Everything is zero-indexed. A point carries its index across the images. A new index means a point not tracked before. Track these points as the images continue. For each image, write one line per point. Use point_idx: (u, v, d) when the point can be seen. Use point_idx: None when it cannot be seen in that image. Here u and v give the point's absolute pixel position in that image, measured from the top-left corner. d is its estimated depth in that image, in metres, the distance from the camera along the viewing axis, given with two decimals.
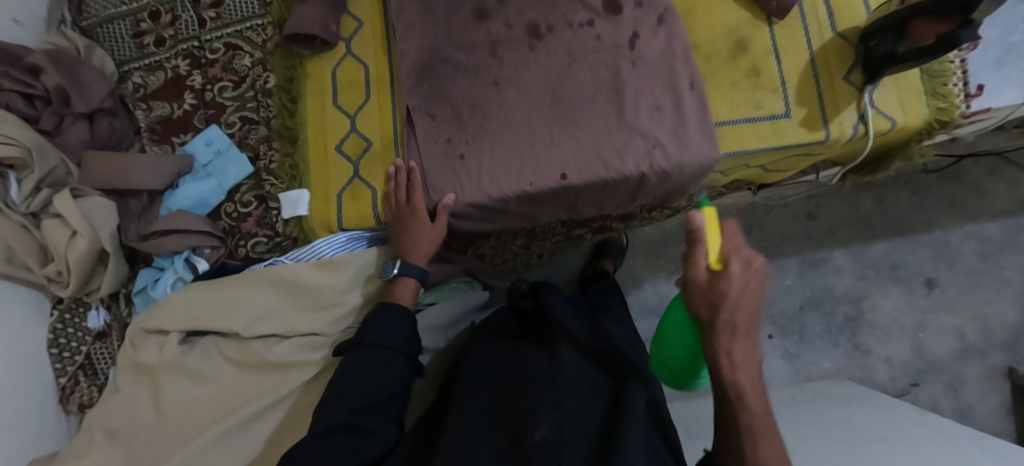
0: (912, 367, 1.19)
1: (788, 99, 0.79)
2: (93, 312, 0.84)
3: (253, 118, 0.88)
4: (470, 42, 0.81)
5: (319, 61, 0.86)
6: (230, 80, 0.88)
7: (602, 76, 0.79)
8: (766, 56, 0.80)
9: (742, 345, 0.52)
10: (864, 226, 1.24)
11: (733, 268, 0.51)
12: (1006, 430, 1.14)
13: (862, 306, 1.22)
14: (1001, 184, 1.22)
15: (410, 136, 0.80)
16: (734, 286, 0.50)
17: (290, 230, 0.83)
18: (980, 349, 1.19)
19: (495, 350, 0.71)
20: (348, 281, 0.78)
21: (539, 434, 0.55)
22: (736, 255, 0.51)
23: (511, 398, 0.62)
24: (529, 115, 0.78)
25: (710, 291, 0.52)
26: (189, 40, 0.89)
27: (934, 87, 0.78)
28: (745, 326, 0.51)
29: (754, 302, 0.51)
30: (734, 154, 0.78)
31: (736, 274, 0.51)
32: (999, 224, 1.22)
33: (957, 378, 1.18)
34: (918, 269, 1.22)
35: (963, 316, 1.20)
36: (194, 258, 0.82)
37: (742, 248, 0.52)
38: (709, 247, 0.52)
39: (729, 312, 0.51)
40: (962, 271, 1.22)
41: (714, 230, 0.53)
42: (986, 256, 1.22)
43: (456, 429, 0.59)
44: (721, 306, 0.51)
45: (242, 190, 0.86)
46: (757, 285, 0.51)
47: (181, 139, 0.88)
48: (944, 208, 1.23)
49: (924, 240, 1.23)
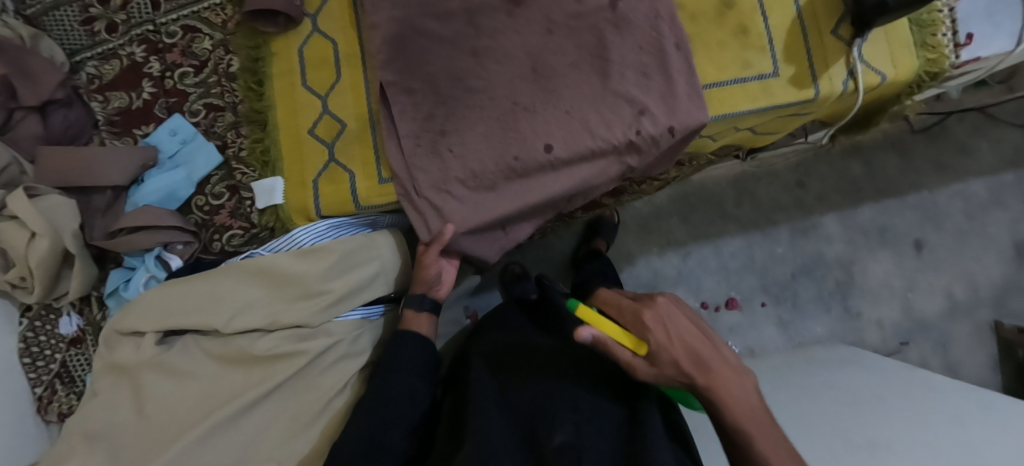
0: (902, 328, 1.19)
1: (776, 58, 0.76)
2: (65, 318, 0.80)
3: (218, 104, 0.83)
4: (446, 11, 0.77)
5: (286, 39, 0.81)
6: (190, 65, 0.84)
7: (586, 42, 0.76)
8: (753, 13, 0.77)
9: (730, 375, 0.55)
10: (853, 191, 1.23)
11: (657, 337, 0.56)
12: (993, 383, 1.16)
13: (853, 270, 1.21)
14: (985, 142, 1.22)
15: (388, 115, 0.77)
16: (673, 347, 0.55)
17: (266, 219, 0.80)
18: (968, 307, 1.19)
19: (505, 344, 0.76)
20: (333, 268, 0.74)
21: (558, 439, 0.58)
22: (644, 326, 0.57)
23: (528, 398, 0.65)
24: (508, 85, 0.75)
25: (663, 369, 0.55)
26: (144, 24, 0.84)
27: (924, 38, 0.76)
28: (713, 356, 0.55)
29: (697, 338, 0.56)
30: (724, 117, 0.76)
31: (664, 338, 0.56)
32: (984, 182, 1.22)
33: (946, 336, 1.18)
34: (907, 230, 1.22)
35: (950, 274, 1.20)
36: (165, 255, 0.77)
37: (640, 308, 0.59)
38: (620, 339, 0.58)
39: (692, 359, 0.55)
40: (950, 230, 1.22)
41: (603, 323, 0.59)
42: (972, 215, 1.22)
43: (474, 424, 0.61)
44: (680, 362, 0.55)
45: (213, 181, 0.82)
46: (681, 321, 0.57)
47: (143, 130, 0.83)
48: (930, 168, 1.23)
49: (911, 202, 1.22)
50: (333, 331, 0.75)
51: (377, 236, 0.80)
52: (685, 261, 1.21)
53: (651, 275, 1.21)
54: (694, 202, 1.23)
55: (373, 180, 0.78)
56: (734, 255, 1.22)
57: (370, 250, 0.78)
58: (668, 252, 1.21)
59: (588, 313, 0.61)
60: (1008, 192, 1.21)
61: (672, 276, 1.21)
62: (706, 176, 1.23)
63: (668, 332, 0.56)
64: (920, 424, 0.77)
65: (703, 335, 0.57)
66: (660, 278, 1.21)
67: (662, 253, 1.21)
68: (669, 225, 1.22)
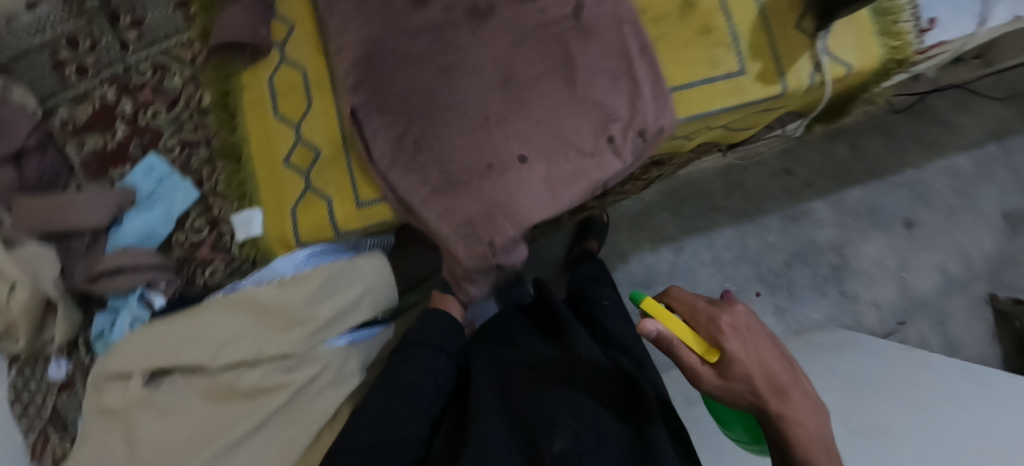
0: (899, 307, 1.19)
1: (741, 55, 0.76)
2: (53, 363, 0.80)
3: (192, 140, 0.84)
4: (411, 30, 0.77)
5: (255, 71, 0.81)
6: (162, 103, 0.84)
7: (552, 51, 0.76)
8: (715, 11, 0.77)
9: (807, 407, 0.49)
10: (841, 174, 1.23)
11: (733, 347, 0.50)
12: (994, 357, 1.15)
13: (846, 253, 1.21)
14: (967, 117, 1.23)
15: (360, 138, 0.77)
16: (751, 362, 0.49)
17: (246, 252, 0.81)
18: (962, 281, 1.19)
19: (505, 355, 0.76)
20: (315, 296, 0.74)
21: (558, 446, 0.57)
22: (719, 333, 0.51)
23: (530, 406, 0.65)
24: (478, 99, 0.75)
25: (732, 383, 0.50)
26: (113, 65, 0.85)
27: (886, 26, 0.76)
28: (792, 382, 0.50)
29: (776, 357, 0.51)
30: (694, 117, 0.76)
31: (741, 349, 0.50)
32: (970, 157, 1.23)
33: (943, 313, 1.18)
34: (897, 209, 1.22)
35: (943, 251, 1.21)
36: (149, 294, 0.77)
37: (718, 310, 0.52)
38: (689, 341, 0.52)
39: (768, 380, 0.49)
40: (939, 207, 1.22)
41: (672, 320, 0.53)
42: (960, 190, 1.22)
43: (475, 434, 0.62)
44: (755, 380, 0.49)
45: (191, 216, 0.83)
46: (758, 335, 0.52)
47: (120, 170, 0.83)
48: (916, 146, 1.23)
49: (899, 181, 1.23)
50: (319, 357, 0.75)
51: (361, 257, 0.79)
52: (679, 255, 1.22)
53: (646, 271, 1.21)
54: (684, 196, 1.23)
55: (350, 205, 0.78)
56: (727, 246, 1.22)
57: (350, 273, 0.77)
58: (661, 248, 1.22)
59: (655, 304, 0.55)
60: (993, 165, 1.22)
61: (666, 271, 1.21)
62: (693, 170, 1.24)
63: (745, 345, 0.50)
64: (920, 399, 0.77)
65: (782, 356, 0.52)
66: (654, 274, 1.21)
67: (655, 250, 1.22)
68: (660, 220, 1.22)
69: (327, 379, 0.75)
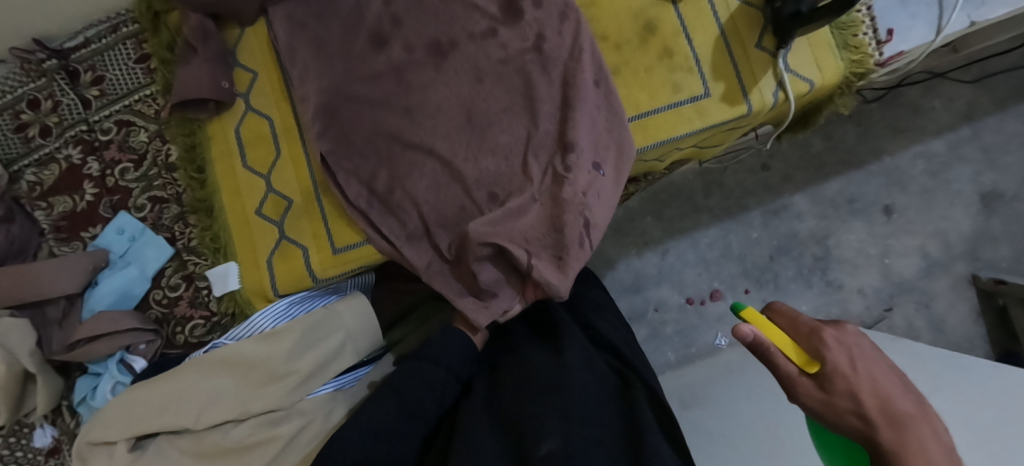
0: (884, 292, 1.21)
1: (704, 78, 0.77)
2: (38, 430, 0.79)
3: (163, 196, 0.83)
4: (374, 73, 0.77)
5: (221, 123, 0.81)
6: (129, 160, 0.83)
7: (515, 86, 0.76)
8: (676, 35, 0.78)
9: (937, 446, 0.43)
10: (817, 167, 1.24)
11: (837, 359, 0.48)
12: (979, 334, 1.18)
13: (828, 244, 1.23)
14: (938, 101, 1.24)
15: (334, 184, 0.77)
16: (858, 379, 0.47)
17: (225, 306, 0.80)
18: (943, 262, 1.21)
19: (503, 363, 0.73)
20: (296, 347, 0.74)
21: (545, 447, 0.58)
22: (822, 343, 0.49)
23: (525, 415, 0.63)
24: (446, 139, 0.75)
25: (833, 398, 0.47)
26: (77, 124, 0.84)
27: (846, 40, 0.77)
28: (914, 412, 0.45)
29: (896, 385, 0.47)
30: (662, 142, 0.77)
31: (845, 362, 0.48)
32: (943, 140, 1.24)
33: (926, 294, 1.20)
34: (875, 197, 1.24)
35: (922, 234, 1.22)
36: (128, 357, 0.77)
37: (822, 325, 0.51)
38: (788, 351, 0.51)
39: (880, 404, 0.45)
40: (915, 192, 1.23)
41: (770, 329, 0.53)
42: (936, 173, 1.23)
43: (468, 442, 0.60)
44: (864, 398, 0.46)
45: (167, 273, 0.82)
46: (871, 358, 0.49)
47: (91, 232, 0.82)
48: (889, 133, 1.25)
49: (876, 170, 1.24)
50: (305, 409, 0.74)
51: (339, 303, 0.78)
52: (665, 258, 1.23)
53: (633, 276, 1.23)
54: (665, 199, 1.24)
55: (326, 252, 0.78)
56: (712, 245, 1.23)
57: (329, 322, 0.77)
58: (647, 252, 1.23)
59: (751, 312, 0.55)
60: (967, 147, 1.23)
61: (653, 275, 1.23)
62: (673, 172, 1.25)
63: (852, 360, 0.48)
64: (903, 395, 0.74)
65: (903, 386, 0.47)
66: (642, 278, 1.23)
67: (641, 254, 1.23)
68: (644, 224, 1.24)
69: (320, 414, 0.75)
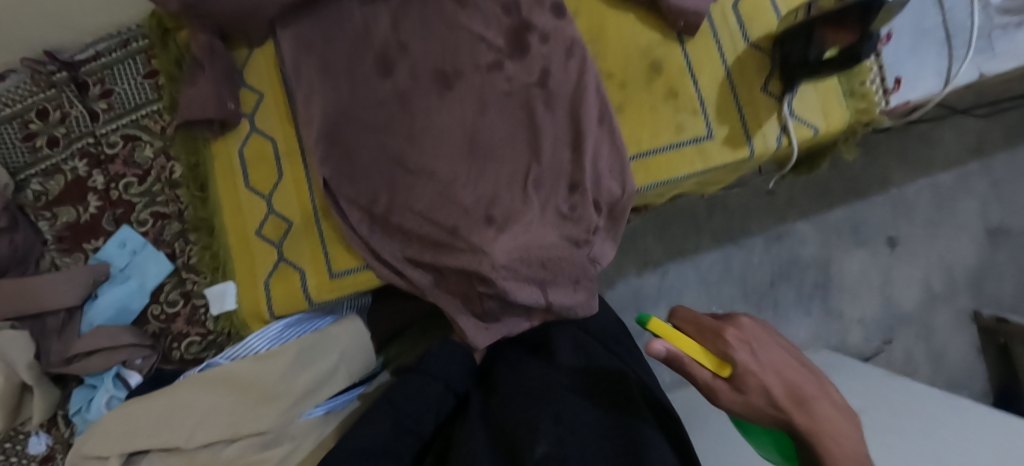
0: (884, 323, 1.21)
1: (708, 119, 0.77)
2: (34, 437, 0.80)
3: (164, 212, 0.85)
4: (379, 100, 0.77)
5: (223, 142, 0.82)
6: (134, 175, 0.85)
7: (519, 120, 0.76)
8: (682, 75, 0.77)
9: (839, 421, 0.48)
10: (823, 193, 1.22)
11: (744, 358, 0.50)
12: (980, 369, 1.18)
13: (829, 271, 1.22)
14: (948, 132, 1.22)
15: (336, 208, 0.78)
16: (769, 373, 0.49)
17: (221, 326, 0.82)
18: (946, 294, 1.21)
19: (496, 378, 0.70)
20: (290, 368, 0.74)
21: (539, 450, 0.53)
22: (729, 345, 0.51)
23: (517, 421, 0.58)
24: (446, 168, 0.75)
25: (750, 395, 0.49)
26: (83, 137, 0.85)
27: (852, 87, 0.76)
28: (814, 392, 0.49)
29: (794, 370, 0.51)
30: (662, 182, 0.77)
31: (752, 360, 0.50)
32: (951, 173, 1.22)
33: (926, 326, 1.20)
34: (880, 227, 1.22)
35: (925, 265, 1.22)
36: (125, 372, 0.78)
37: (722, 324, 0.53)
38: (700, 357, 0.51)
39: (788, 391, 0.49)
40: (921, 222, 1.22)
41: (680, 337, 0.52)
42: (942, 205, 1.22)
43: (460, 454, 0.55)
44: (774, 390, 0.49)
45: (166, 289, 0.84)
46: (767, 344, 0.52)
47: (93, 244, 0.84)
48: (897, 162, 1.23)
49: (881, 199, 1.22)
50: (297, 431, 0.72)
51: (335, 328, 0.79)
52: (664, 279, 1.22)
53: (633, 294, 1.21)
54: (668, 219, 1.22)
55: (324, 276, 0.79)
56: (712, 268, 1.22)
57: (324, 345, 0.77)
58: (646, 272, 1.21)
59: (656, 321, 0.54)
60: (974, 180, 1.22)
61: (653, 294, 1.21)
62: None
63: (760, 358, 0.50)
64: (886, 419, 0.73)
65: (798, 367, 0.51)
66: (641, 297, 1.21)
67: (640, 274, 1.21)
68: (645, 243, 1.22)
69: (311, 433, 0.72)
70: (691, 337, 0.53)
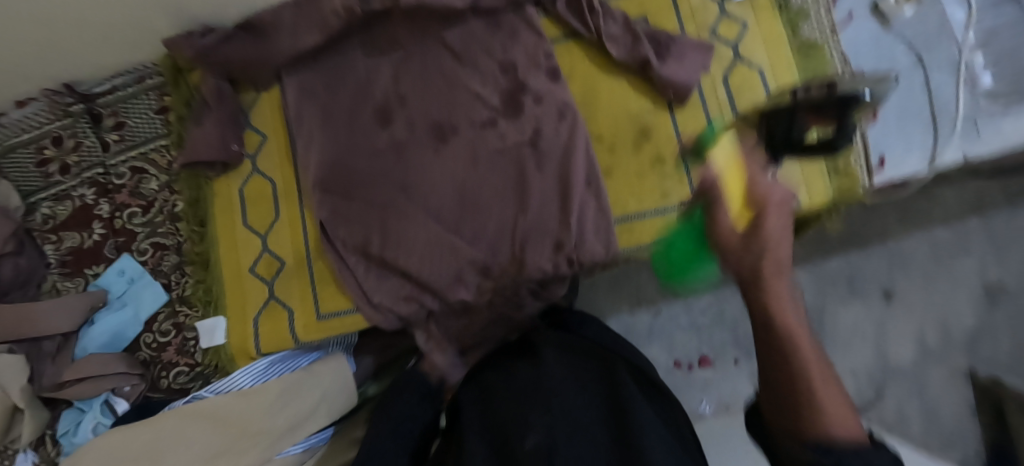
0: (877, 376, 1.10)
1: (694, 187, 0.79)
2: (21, 455, 0.82)
3: (164, 243, 0.88)
4: (375, 150, 0.80)
5: (225, 181, 0.85)
6: (138, 205, 0.88)
7: (508, 175, 0.78)
8: (670, 142, 0.80)
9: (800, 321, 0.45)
10: (818, 241, 1.12)
11: (768, 219, 0.44)
12: None
13: (822, 317, 1.11)
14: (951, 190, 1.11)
15: (329, 252, 0.81)
16: (775, 241, 0.44)
17: (209, 359, 0.84)
18: (940, 353, 1.10)
19: (486, 370, 0.69)
20: (272, 405, 0.75)
21: (530, 442, 0.54)
22: (765, 202, 0.44)
23: (510, 411, 0.59)
24: (435, 218, 0.78)
25: (748, 253, 0.44)
26: (94, 166, 0.89)
27: (836, 165, 0.78)
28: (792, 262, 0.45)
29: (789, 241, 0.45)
30: (645, 246, 0.79)
31: (773, 225, 0.44)
32: (949, 229, 1.11)
33: (921, 381, 1.10)
34: (873, 277, 1.11)
35: (917, 321, 1.11)
36: (113, 399, 0.82)
37: (769, 186, 0.45)
38: (734, 197, 0.46)
39: (778, 259, 0.44)
40: (917, 276, 1.11)
41: (733, 175, 0.47)
42: (941, 261, 1.11)
43: None
44: (771, 259, 0.44)
45: (159, 319, 0.86)
46: (788, 225, 0.45)
47: (93, 270, 0.87)
48: (896, 217, 1.11)
49: (877, 251, 1.11)
50: None
51: (321, 363, 0.81)
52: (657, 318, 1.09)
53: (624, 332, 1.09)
54: None
55: (311, 317, 0.81)
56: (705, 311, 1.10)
57: (306, 383, 0.78)
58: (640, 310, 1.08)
59: (727, 156, 0.51)
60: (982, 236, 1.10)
61: (644, 333, 1.09)
62: None
63: (778, 223, 0.44)
64: None
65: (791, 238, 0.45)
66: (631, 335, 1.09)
67: (633, 312, 1.09)
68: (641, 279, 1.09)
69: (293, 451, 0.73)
70: (746, 174, 0.47)
